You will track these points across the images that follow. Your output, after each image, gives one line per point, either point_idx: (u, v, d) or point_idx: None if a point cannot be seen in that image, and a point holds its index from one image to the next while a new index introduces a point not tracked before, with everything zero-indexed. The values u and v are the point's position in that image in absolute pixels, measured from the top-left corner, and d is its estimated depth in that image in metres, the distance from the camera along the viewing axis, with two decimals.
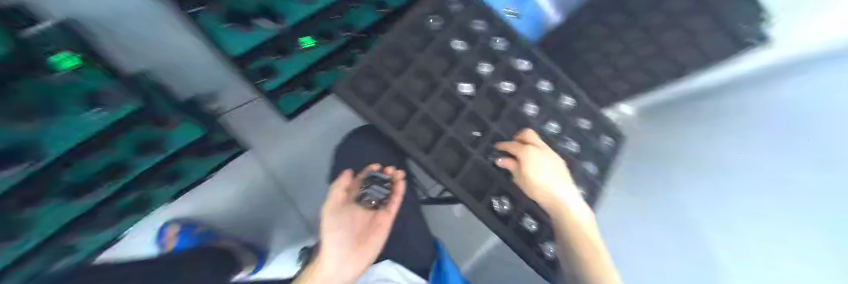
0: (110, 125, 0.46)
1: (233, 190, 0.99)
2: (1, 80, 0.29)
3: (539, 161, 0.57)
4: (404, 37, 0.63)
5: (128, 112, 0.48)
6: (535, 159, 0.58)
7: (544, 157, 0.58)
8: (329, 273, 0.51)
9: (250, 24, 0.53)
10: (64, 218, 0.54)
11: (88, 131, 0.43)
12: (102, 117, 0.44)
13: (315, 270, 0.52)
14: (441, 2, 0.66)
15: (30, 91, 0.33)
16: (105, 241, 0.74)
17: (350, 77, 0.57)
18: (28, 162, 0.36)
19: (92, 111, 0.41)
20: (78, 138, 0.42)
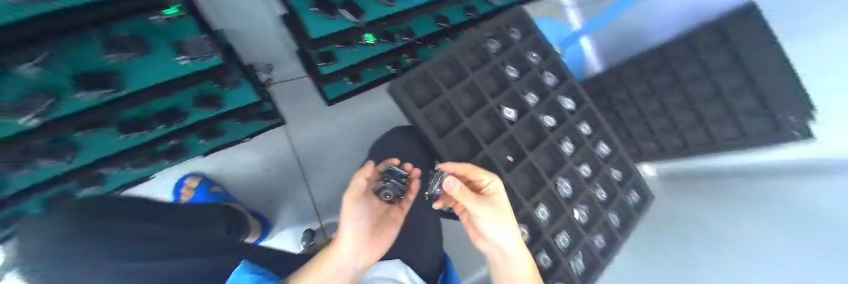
0: (189, 72, 0.50)
1: (256, 158, 1.01)
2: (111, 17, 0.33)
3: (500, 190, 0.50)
4: (462, 53, 0.68)
5: (211, 65, 0.51)
6: (496, 186, 0.50)
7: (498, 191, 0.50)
8: (343, 261, 0.51)
9: (334, 13, 0.54)
10: (111, 148, 0.58)
11: (167, 71, 0.47)
12: (188, 64, 0.48)
13: (329, 252, 0.52)
14: (502, 29, 0.72)
15: (133, 28, 0.37)
16: (134, 179, 0.76)
17: (406, 80, 0.63)
18: (112, 88, 0.42)
19: (178, 57, 0.45)
20: (168, 76, 0.48)
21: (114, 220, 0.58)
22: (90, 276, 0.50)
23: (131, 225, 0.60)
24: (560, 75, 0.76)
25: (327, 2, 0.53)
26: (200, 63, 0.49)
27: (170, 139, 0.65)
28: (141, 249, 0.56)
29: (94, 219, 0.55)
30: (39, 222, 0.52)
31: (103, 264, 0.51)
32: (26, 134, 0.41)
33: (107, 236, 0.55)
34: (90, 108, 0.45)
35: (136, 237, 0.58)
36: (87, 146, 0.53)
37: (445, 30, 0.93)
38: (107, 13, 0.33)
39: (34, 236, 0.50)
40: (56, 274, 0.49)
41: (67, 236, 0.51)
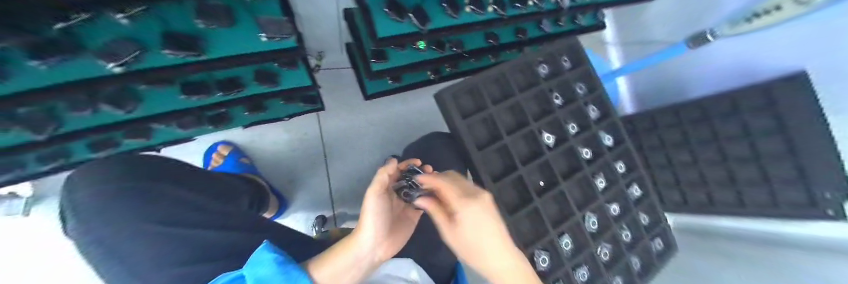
0: (265, 51, 0.53)
1: (285, 138, 1.03)
2: None
3: (476, 225, 0.38)
4: (513, 73, 0.69)
5: (286, 45, 0.55)
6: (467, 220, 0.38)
7: (477, 223, 0.38)
8: (362, 253, 0.47)
9: (403, 16, 0.57)
10: (170, 107, 0.61)
11: (246, 45, 0.50)
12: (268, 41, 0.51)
13: (349, 242, 0.47)
14: (554, 56, 0.74)
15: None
16: (175, 138, 0.79)
17: (456, 90, 0.64)
18: (194, 52, 0.44)
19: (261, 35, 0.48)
20: (248, 49, 0.51)
21: (154, 181, 0.61)
22: (117, 232, 0.53)
23: (167, 186, 0.61)
24: (602, 111, 0.76)
25: (399, 4, 0.57)
26: (278, 43, 0.53)
27: (220, 108, 0.67)
28: (168, 212, 0.57)
29: (133, 181, 0.58)
30: (88, 173, 0.57)
31: (130, 221, 0.53)
32: (110, 78, 0.44)
33: (148, 194, 0.58)
34: (172, 66, 0.47)
35: (171, 200, 0.59)
36: (148, 99, 0.56)
37: (493, 48, 0.95)
38: None
39: (85, 187, 0.56)
40: (91, 223, 0.53)
41: (110, 191, 0.56)
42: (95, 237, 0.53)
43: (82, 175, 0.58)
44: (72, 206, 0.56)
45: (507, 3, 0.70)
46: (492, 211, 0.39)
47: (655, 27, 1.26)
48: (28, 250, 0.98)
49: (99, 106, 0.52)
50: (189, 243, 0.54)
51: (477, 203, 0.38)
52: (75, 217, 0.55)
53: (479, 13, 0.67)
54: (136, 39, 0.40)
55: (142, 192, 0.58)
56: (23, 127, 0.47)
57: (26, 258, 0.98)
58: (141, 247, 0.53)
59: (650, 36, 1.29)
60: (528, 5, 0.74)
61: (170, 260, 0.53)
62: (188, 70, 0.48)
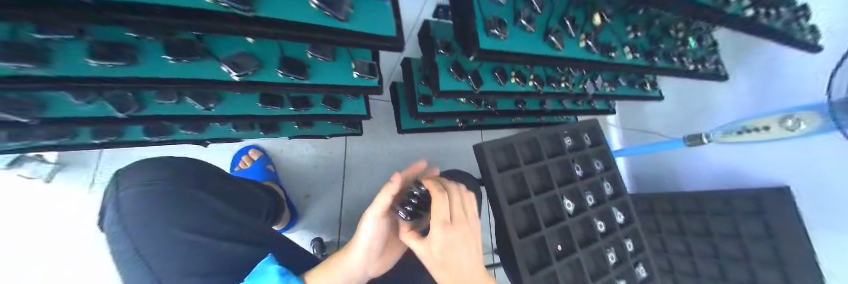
0: (350, 85, 0.61)
1: (312, 153, 1.07)
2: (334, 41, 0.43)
3: (446, 249, 0.38)
4: (543, 140, 0.79)
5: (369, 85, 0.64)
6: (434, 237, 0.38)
7: (449, 247, 0.38)
8: (352, 268, 0.47)
9: (463, 75, 0.68)
10: (242, 112, 0.67)
11: (339, 79, 0.59)
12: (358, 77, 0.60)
13: (341, 254, 0.47)
14: (578, 133, 0.84)
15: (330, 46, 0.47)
16: (221, 137, 0.83)
17: (495, 145, 0.71)
18: (300, 76, 0.51)
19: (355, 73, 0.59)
20: (339, 82, 0.60)
21: (188, 185, 0.57)
22: (156, 235, 0.50)
23: (200, 192, 0.57)
24: (615, 188, 0.84)
25: (460, 67, 0.69)
26: (361, 80, 0.62)
27: (278, 120, 0.73)
28: (203, 221, 0.54)
29: (180, 184, 0.56)
30: (142, 170, 0.55)
31: (160, 223, 0.51)
32: (230, 83, 0.50)
33: (189, 202, 0.55)
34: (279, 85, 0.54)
35: (206, 208, 0.56)
36: (229, 100, 0.63)
37: (521, 112, 1.07)
38: (334, 39, 0.43)
39: (135, 184, 0.53)
40: (132, 222, 0.50)
41: (161, 194, 0.53)
42: (126, 237, 0.49)
43: (135, 168, 0.56)
44: (115, 201, 0.52)
45: (544, 81, 0.83)
46: (467, 237, 0.40)
47: (657, 119, 1.42)
48: (30, 250, 0.83)
49: (184, 98, 0.57)
50: (219, 259, 0.51)
51: (453, 229, 0.38)
52: (115, 213, 0.51)
53: (521, 85, 0.78)
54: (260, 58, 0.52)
55: (176, 193, 0.54)
56: (109, 102, 0.51)
57: (25, 260, 0.82)
58: (172, 254, 0.49)
59: (650, 127, 1.46)
60: (560, 85, 0.87)
61: (191, 272, 0.48)
62: (291, 89, 0.55)
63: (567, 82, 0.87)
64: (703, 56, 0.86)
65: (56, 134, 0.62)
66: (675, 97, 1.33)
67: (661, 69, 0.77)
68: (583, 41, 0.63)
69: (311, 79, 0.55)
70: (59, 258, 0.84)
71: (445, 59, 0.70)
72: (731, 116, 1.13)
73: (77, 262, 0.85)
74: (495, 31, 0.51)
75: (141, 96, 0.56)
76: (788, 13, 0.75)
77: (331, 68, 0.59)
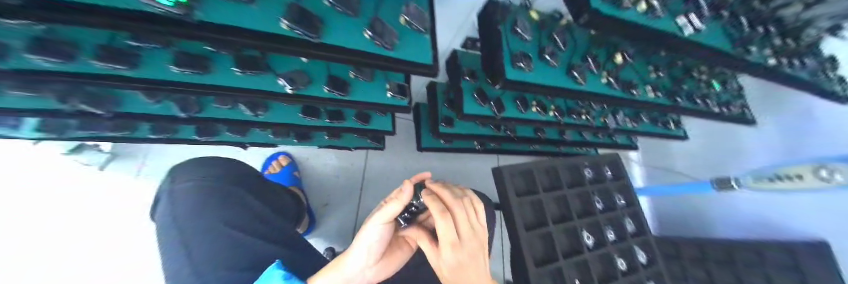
0: (383, 103, 0.67)
1: (335, 164, 1.13)
2: (379, 64, 0.49)
3: (455, 270, 0.36)
4: (563, 171, 0.80)
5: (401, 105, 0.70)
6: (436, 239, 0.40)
7: (458, 266, 0.36)
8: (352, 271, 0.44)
9: (486, 101, 0.73)
10: (284, 120, 0.74)
11: (375, 97, 0.66)
12: (391, 98, 0.67)
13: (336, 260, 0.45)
14: (598, 167, 0.85)
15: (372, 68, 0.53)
16: (257, 141, 0.91)
17: (515, 170, 0.74)
18: (342, 92, 0.58)
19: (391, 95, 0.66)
20: (375, 100, 0.66)
21: (232, 186, 0.65)
22: (203, 228, 0.56)
23: (243, 193, 0.65)
24: (637, 225, 0.81)
25: (484, 93, 0.73)
26: (394, 100, 0.68)
27: (313, 130, 0.80)
28: (245, 221, 0.61)
29: (229, 185, 0.64)
30: (195, 169, 0.64)
31: (207, 218, 0.57)
32: (282, 95, 0.57)
33: (233, 201, 0.63)
34: (323, 99, 0.61)
35: (245, 209, 0.63)
36: (275, 109, 0.71)
37: (540, 140, 1.09)
38: (378, 62, 0.49)
39: (188, 180, 0.61)
40: (182, 213, 0.56)
41: (210, 191, 0.61)
42: (173, 226, 0.55)
43: (187, 167, 0.64)
44: (169, 192, 0.59)
45: (565, 112, 0.86)
46: (477, 258, 0.38)
47: (681, 159, 1.39)
48: (30, 251, 0.84)
49: (237, 104, 0.65)
50: (253, 254, 0.56)
51: (461, 249, 0.36)
52: (167, 203, 0.57)
53: (541, 114, 0.81)
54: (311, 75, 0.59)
55: (224, 193, 0.62)
56: (175, 103, 0.60)
57: (24, 260, 0.83)
58: (212, 248, 0.54)
59: (673, 165, 1.43)
60: (581, 117, 0.89)
61: (223, 265, 0.52)
62: (333, 103, 0.62)
63: (588, 114, 0.89)
64: (728, 99, 0.85)
65: (121, 127, 0.72)
66: (701, 137, 1.31)
67: (685, 110, 0.77)
68: (605, 77, 0.66)
69: (351, 96, 0.62)
70: (59, 258, 0.86)
71: (470, 85, 0.75)
72: (761, 161, 1.10)
73: (77, 262, 0.87)
74: (521, 63, 0.55)
75: (202, 100, 0.64)
76: (814, 63, 0.75)
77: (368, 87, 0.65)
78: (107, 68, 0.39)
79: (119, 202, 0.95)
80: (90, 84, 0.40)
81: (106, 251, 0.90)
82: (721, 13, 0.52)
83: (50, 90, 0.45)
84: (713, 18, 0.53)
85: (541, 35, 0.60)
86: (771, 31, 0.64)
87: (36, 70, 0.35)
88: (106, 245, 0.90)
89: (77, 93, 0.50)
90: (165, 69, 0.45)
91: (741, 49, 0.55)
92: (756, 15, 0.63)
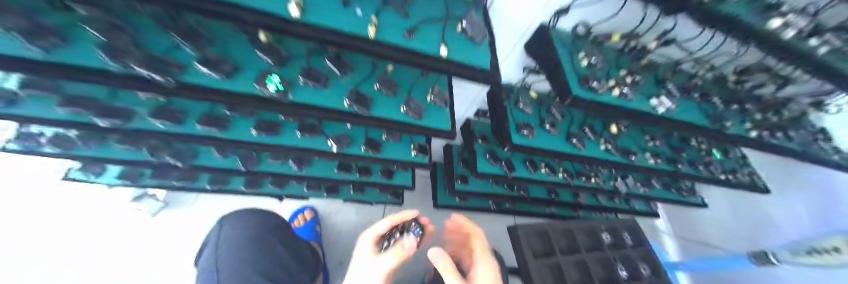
0: (407, 160, 0.78)
1: (354, 219, 1.18)
2: (409, 129, 0.61)
3: None
4: (580, 236, 0.81)
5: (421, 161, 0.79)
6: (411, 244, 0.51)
7: None
8: None
9: (498, 160, 0.82)
10: (320, 174, 0.85)
11: (401, 154, 0.77)
12: (415, 156, 0.78)
13: None
14: (615, 231, 0.85)
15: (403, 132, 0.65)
16: (290, 193, 1.02)
17: (530, 230, 0.76)
18: (374, 150, 0.71)
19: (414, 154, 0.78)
20: (400, 157, 0.77)
21: (268, 235, 0.72)
22: (234, 272, 0.61)
23: (275, 242, 0.72)
24: None
25: (496, 154, 0.84)
26: (417, 157, 0.79)
27: (344, 184, 0.90)
28: (270, 271, 0.65)
29: (267, 233, 0.73)
30: (241, 218, 0.74)
31: (241, 263, 0.63)
32: (327, 152, 0.69)
33: (265, 247, 0.69)
34: (358, 156, 0.73)
35: (272, 259, 0.68)
36: (315, 164, 0.85)
37: (554, 201, 1.11)
38: (407, 127, 0.61)
39: (233, 228, 0.71)
40: (222, 258, 0.64)
41: (248, 238, 0.69)
42: (212, 269, 0.62)
43: (233, 216, 0.75)
44: (216, 240, 0.69)
45: (573, 174, 0.91)
46: None
47: (712, 231, 1.31)
48: (30, 251, 0.91)
49: (287, 160, 0.79)
50: None
51: None
52: (212, 250, 0.67)
53: (552, 175, 0.87)
54: (351, 136, 0.73)
55: (260, 240, 0.70)
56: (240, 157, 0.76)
57: (24, 260, 0.89)
58: None
59: (707, 238, 1.33)
60: (590, 180, 0.93)
61: None
62: (367, 160, 0.73)
63: (596, 177, 0.94)
64: (733, 167, 0.88)
65: (186, 177, 0.87)
66: (729, 210, 1.26)
67: (690, 176, 0.81)
68: (603, 144, 0.74)
69: (381, 154, 0.74)
70: (59, 258, 0.92)
71: (483, 147, 0.86)
72: (810, 234, 0.99)
73: (77, 262, 0.93)
74: (524, 130, 0.66)
75: (260, 156, 0.80)
76: (802, 134, 0.81)
77: (397, 147, 0.78)
78: (207, 130, 0.59)
79: (119, 203, 1.05)
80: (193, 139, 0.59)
81: (106, 251, 0.97)
82: (690, 94, 0.63)
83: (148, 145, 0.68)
84: (685, 98, 0.63)
85: (540, 109, 0.73)
86: (749, 107, 0.70)
87: (154, 130, 0.59)
88: (106, 245, 0.98)
89: (164, 148, 0.71)
90: (245, 133, 0.63)
91: (718, 124, 0.63)
92: (729, 94, 0.72)
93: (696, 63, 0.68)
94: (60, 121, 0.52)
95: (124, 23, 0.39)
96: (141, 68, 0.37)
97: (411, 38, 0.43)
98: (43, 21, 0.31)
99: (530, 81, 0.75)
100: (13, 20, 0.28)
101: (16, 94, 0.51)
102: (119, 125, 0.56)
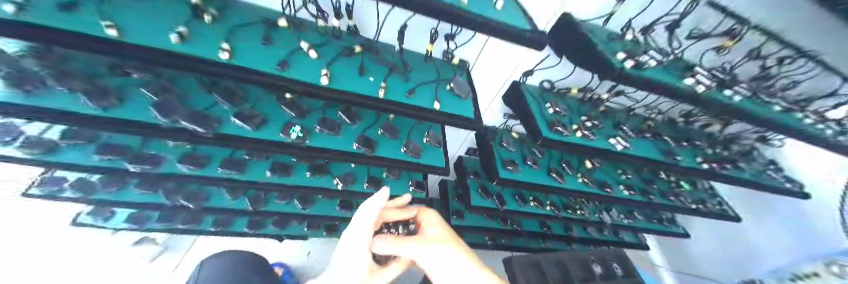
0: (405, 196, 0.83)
1: None
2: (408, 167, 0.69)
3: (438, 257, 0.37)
4: (572, 268, 0.84)
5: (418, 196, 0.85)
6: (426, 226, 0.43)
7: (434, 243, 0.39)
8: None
9: (489, 194, 0.89)
10: (323, 211, 0.90)
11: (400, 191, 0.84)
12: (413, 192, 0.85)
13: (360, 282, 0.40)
14: (605, 262, 0.88)
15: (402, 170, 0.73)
16: (290, 234, 1.05)
17: (523, 263, 0.80)
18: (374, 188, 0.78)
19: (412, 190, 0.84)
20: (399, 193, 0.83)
21: None
22: None
23: None
24: None
25: (487, 189, 0.91)
26: (414, 193, 0.85)
27: (345, 221, 0.94)
28: None
29: None
30: None
31: None
32: (332, 190, 0.76)
33: None
34: (360, 194, 0.79)
35: None
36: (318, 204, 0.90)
37: (548, 235, 1.14)
38: (405, 165, 0.69)
39: None
40: None
41: None
42: None
43: None
44: None
45: (561, 207, 0.98)
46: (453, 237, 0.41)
47: (709, 265, 1.45)
48: (29, 253, 1.10)
49: (292, 200, 0.86)
50: None
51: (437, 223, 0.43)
52: None
53: (540, 208, 0.94)
54: (355, 175, 0.81)
55: None
56: (247, 198, 0.82)
57: (24, 260, 1.10)
58: None
59: (706, 270, 1.47)
60: (576, 212, 0.99)
61: None
62: (369, 196, 0.80)
63: (582, 210, 1.01)
64: (702, 197, 0.96)
65: (192, 219, 0.91)
66: (718, 239, 1.38)
67: (662, 205, 0.87)
68: (580, 177, 0.82)
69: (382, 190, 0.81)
70: (59, 259, 1.15)
71: (476, 182, 0.94)
72: (795, 262, 1.16)
73: (77, 261, 1.18)
74: (509, 166, 0.75)
75: (267, 196, 0.86)
76: (755, 165, 0.92)
77: (395, 184, 0.85)
78: (225, 173, 0.66)
79: None
80: (211, 180, 0.66)
81: (104, 252, 1.25)
82: (643, 134, 0.75)
83: (165, 187, 0.75)
84: (641, 137, 0.75)
85: (522, 147, 0.83)
86: (698, 144, 0.82)
87: (177, 174, 0.65)
88: (103, 248, 1.25)
89: (178, 191, 0.77)
90: (257, 174, 0.70)
91: (672, 158, 0.72)
92: (681, 133, 0.85)
93: (647, 108, 0.83)
94: (87, 166, 0.60)
95: (174, 88, 0.53)
96: (187, 122, 0.47)
97: (412, 96, 0.55)
98: (109, 88, 0.46)
99: (512, 124, 0.88)
100: (78, 85, 0.41)
101: (58, 144, 0.60)
102: (146, 169, 0.62)
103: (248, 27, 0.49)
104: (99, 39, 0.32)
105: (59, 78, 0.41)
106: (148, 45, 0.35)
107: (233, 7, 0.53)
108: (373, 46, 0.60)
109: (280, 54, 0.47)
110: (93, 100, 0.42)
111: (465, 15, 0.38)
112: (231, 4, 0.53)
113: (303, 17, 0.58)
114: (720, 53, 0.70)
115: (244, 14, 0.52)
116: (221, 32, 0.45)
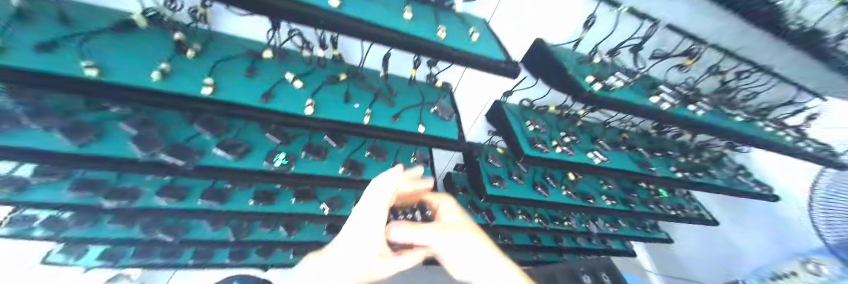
0: None
1: None
2: None
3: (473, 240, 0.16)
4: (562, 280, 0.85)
5: None
6: (443, 207, 0.17)
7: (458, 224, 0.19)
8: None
9: (478, 210, 0.90)
10: (311, 237, 0.89)
11: None
12: None
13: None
14: (594, 272, 0.90)
15: None
16: (277, 262, 1.02)
17: None
18: None
19: None
20: None
21: None
22: None
23: None
24: None
25: (476, 205, 0.92)
26: None
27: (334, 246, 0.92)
28: None
29: None
30: None
31: None
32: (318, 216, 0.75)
33: None
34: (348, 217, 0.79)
35: None
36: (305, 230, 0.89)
37: (538, 247, 1.15)
38: None
39: None
40: None
41: None
42: None
43: None
44: None
45: (549, 219, 1.00)
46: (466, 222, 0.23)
47: (696, 268, 1.49)
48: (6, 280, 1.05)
49: (278, 227, 0.84)
50: None
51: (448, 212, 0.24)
52: None
53: (529, 221, 0.95)
54: (343, 198, 0.81)
55: None
56: (231, 227, 0.79)
57: None
58: None
59: (694, 274, 1.51)
60: (564, 223, 1.02)
61: None
62: None
63: (569, 221, 1.03)
64: (680, 203, 1.01)
65: (170, 253, 0.87)
66: (699, 242, 1.44)
67: (644, 213, 0.91)
68: (564, 190, 0.85)
69: None
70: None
71: (465, 198, 0.95)
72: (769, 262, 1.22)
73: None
74: (495, 182, 0.76)
75: (251, 225, 0.83)
76: (725, 171, 0.98)
77: None
78: (206, 204, 0.64)
79: None
80: (191, 212, 0.64)
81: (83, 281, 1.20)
82: (620, 146, 0.79)
83: (144, 221, 0.72)
84: (617, 149, 0.79)
85: (508, 163, 0.86)
86: (670, 153, 0.87)
87: (155, 208, 0.63)
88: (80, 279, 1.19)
89: (157, 224, 0.75)
90: (241, 203, 0.68)
91: (647, 169, 0.76)
92: (655, 143, 0.90)
93: (621, 121, 0.88)
94: (61, 204, 0.58)
95: (154, 121, 0.52)
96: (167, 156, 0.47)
97: (396, 121, 0.56)
98: (86, 124, 0.45)
99: (497, 140, 0.91)
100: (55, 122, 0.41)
101: (29, 182, 0.58)
102: (123, 205, 0.60)
103: (232, 59, 0.51)
104: (76, 79, 0.32)
105: (33, 116, 0.40)
106: (127, 83, 0.35)
107: (219, 41, 0.54)
108: (358, 72, 0.62)
109: (264, 86, 0.48)
110: (70, 137, 0.41)
111: (442, 49, 0.41)
112: (216, 37, 0.54)
113: (288, 47, 0.60)
114: (683, 69, 0.74)
115: (230, 46, 0.54)
116: (203, 66, 0.46)
